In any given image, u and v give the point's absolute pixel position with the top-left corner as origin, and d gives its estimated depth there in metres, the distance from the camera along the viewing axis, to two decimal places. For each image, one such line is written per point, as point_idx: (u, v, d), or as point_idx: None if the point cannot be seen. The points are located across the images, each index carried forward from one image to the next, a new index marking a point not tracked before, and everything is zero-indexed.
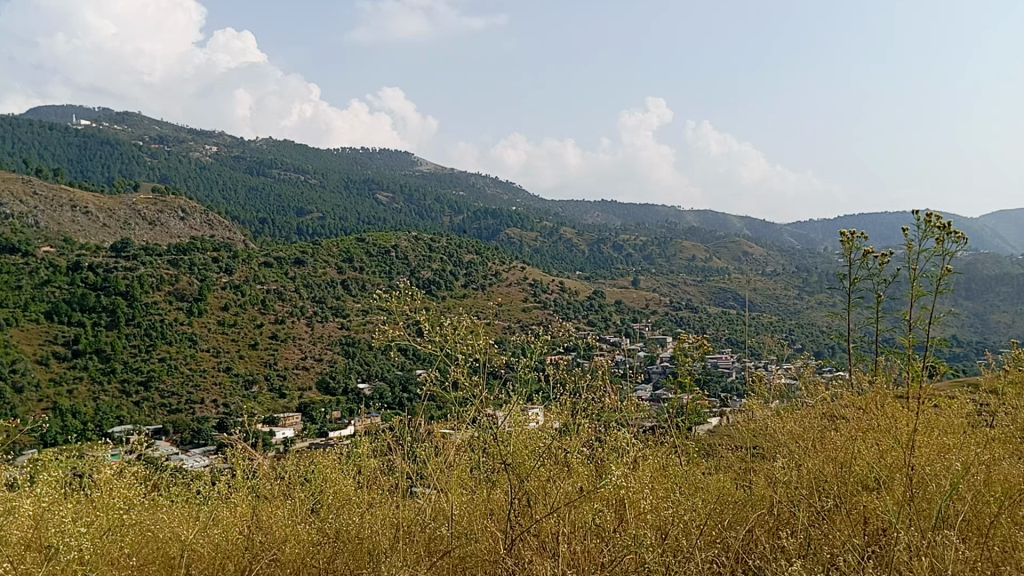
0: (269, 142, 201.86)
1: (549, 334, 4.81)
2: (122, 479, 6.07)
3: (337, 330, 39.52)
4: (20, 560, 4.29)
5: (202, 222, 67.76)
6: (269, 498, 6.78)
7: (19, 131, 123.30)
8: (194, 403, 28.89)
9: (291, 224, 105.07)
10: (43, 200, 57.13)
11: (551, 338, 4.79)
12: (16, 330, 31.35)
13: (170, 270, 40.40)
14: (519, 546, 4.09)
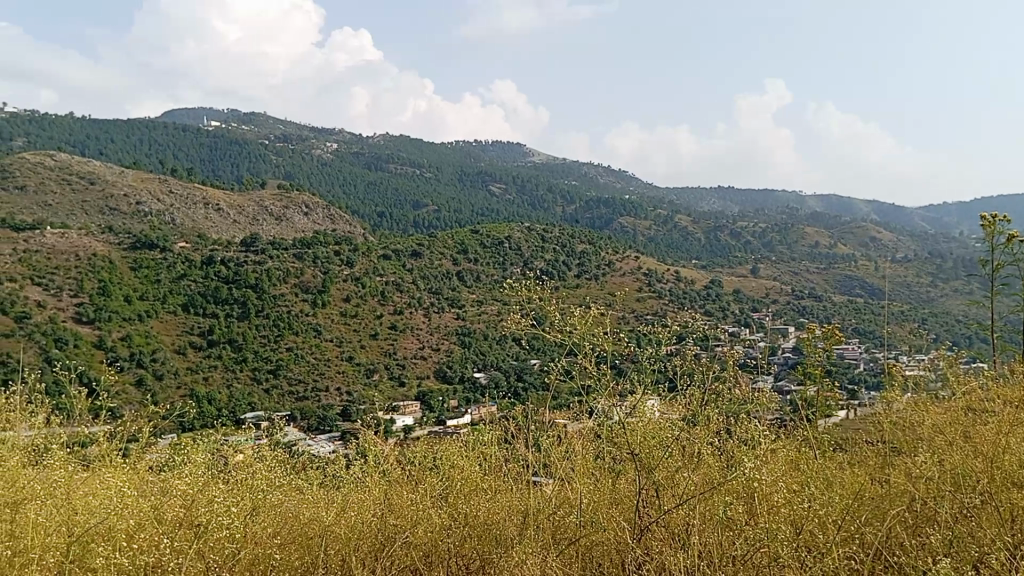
0: (386, 139, 207.28)
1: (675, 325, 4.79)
2: (266, 463, 6.41)
3: (454, 320, 40.20)
4: (174, 536, 4.62)
5: (324, 217, 70.18)
6: (398, 481, 7.03)
7: (156, 134, 130.98)
8: (319, 390, 30.10)
9: (408, 217, 107.71)
10: (178, 199, 60.60)
11: (675, 330, 4.77)
12: (157, 322, 33.44)
13: (295, 263, 42.15)
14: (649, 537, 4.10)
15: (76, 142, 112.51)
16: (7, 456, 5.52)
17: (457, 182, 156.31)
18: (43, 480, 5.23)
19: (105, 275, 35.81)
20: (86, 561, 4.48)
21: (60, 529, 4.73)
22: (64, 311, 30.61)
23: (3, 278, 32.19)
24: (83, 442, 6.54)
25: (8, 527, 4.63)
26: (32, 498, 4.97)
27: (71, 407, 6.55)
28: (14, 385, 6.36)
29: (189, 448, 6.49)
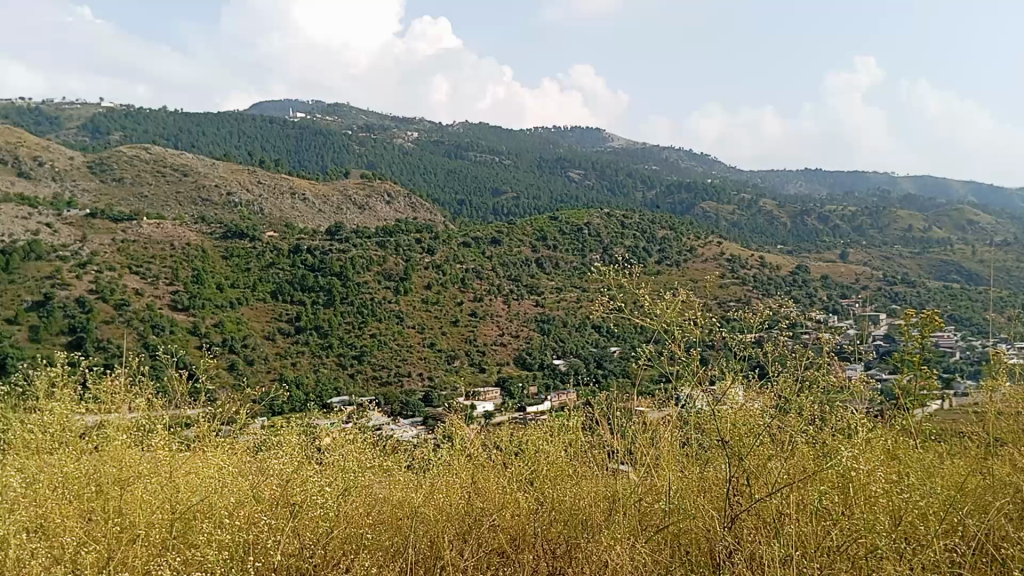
0: (466, 127, 208.48)
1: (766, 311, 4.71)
2: (355, 445, 6.59)
3: (533, 307, 40.22)
4: (272, 513, 4.83)
5: (405, 205, 71.03)
6: (484, 465, 7.14)
7: (244, 126, 134.81)
8: (402, 375, 30.67)
9: (487, 204, 108.37)
10: (266, 190, 62.30)
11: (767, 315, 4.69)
12: (247, 309, 34.57)
13: (378, 251, 42.90)
14: (740, 526, 4.13)
15: (170, 135, 117.02)
16: (113, 436, 5.82)
17: (536, 170, 156.10)
18: (148, 459, 5.51)
19: (199, 264, 37.19)
20: (190, 534, 4.72)
21: (165, 507, 4.99)
22: (161, 298, 31.99)
23: (105, 267, 33.81)
24: (183, 424, 6.81)
25: (117, 504, 4.90)
26: (140, 475, 5.25)
27: (172, 390, 6.85)
28: (117, 368, 6.66)
29: (282, 430, 6.72)
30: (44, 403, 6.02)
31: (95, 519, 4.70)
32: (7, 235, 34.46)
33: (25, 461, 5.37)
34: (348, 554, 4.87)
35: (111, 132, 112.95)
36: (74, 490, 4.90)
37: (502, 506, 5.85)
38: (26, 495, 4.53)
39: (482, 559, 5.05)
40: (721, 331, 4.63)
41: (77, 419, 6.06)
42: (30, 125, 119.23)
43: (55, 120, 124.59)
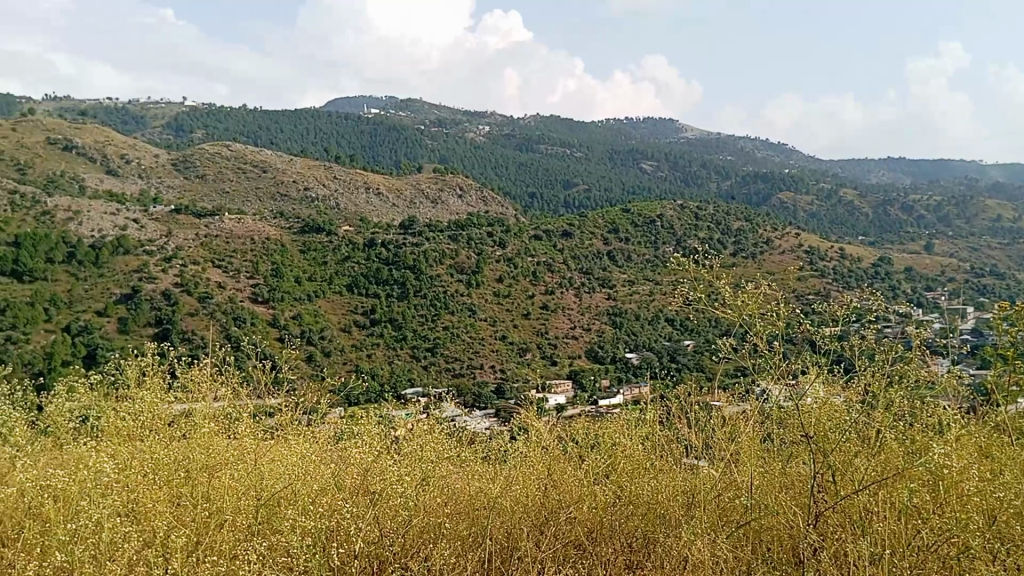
0: (537, 120, 208.20)
1: (854, 301, 4.57)
2: (433, 433, 6.69)
3: (605, 300, 39.93)
4: (354, 500, 4.97)
5: (477, 199, 71.32)
6: (560, 455, 7.17)
7: (320, 122, 137.48)
8: (474, 367, 30.88)
9: (558, 197, 108.18)
10: (341, 185, 63.50)
11: (853, 306, 4.56)
12: (324, 301, 35.36)
13: (450, 245, 43.23)
14: (824, 522, 4.10)
15: (249, 132, 120.24)
16: (201, 424, 6.05)
17: (608, 162, 154.95)
18: (235, 446, 5.72)
19: (278, 258, 38.14)
20: (274, 520, 4.90)
21: (250, 492, 5.19)
22: (242, 292, 32.99)
23: (189, 261, 35.01)
24: (268, 412, 7.02)
25: (205, 489, 5.11)
26: (228, 462, 5.46)
27: (254, 379, 7.03)
28: (202, 358, 6.88)
29: (361, 419, 6.87)
30: (135, 391, 6.27)
31: (184, 505, 4.91)
32: (98, 231, 35.99)
33: (119, 445, 5.64)
34: (427, 543, 5.00)
35: (194, 130, 116.69)
36: (164, 475, 5.11)
37: (579, 498, 5.89)
38: (119, 479, 4.75)
39: (559, 551, 5.12)
40: (805, 324, 4.53)
41: (165, 407, 6.30)
42: (119, 125, 124.15)
43: (141, 118, 129.38)
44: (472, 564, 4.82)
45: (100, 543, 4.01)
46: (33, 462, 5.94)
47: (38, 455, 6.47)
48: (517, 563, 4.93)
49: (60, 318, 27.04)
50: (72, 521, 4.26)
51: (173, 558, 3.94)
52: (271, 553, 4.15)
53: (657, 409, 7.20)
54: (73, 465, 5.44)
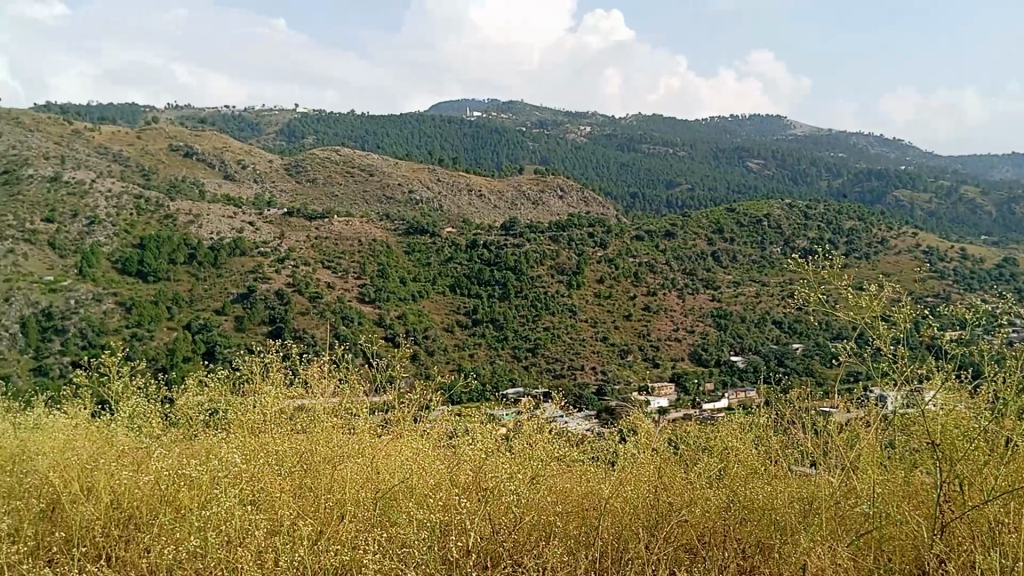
0: (639, 119, 206.17)
1: (985, 306, 4.36)
2: (543, 429, 6.80)
3: (709, 302, 39.07)
4: (468, 496, 5.13)
5: (578, 199, 71.05)
6: (671, 458, 7.13)
7: (425, 125, 140.12)
8: (575, 368, 30.82)
9: (660, 197, 106.97)
10: (445, 187, 64.59)
11: (986, 311, 4.33)
12: (427, 302, 36.06)
13: (552, 245, 43.28)
14: (950, 536, 4.01)
15: (356, 137, 123.87)
16: (323, 419, 6.34)
17: (712, 159, 151.99)
18: (356, 441, 5.98)
19: (384, 259, 39.15)
20: (391, 511, 5.13)
21: (369, 486, 5.41)
22: (350, 292, 34.05)
23: (301, 262, 36.33)
24: (382, 407, 7.24)
25: (329, 481, 5.38)
26: (349, 455, 5.73)
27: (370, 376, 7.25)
28: (323, 355, 7.15)
29: (473, 415, 7.01)
30: (263, 387, 6.61)
31: (307, 495, 5.20)
32: (217, 233, 37.74)
33: (248, 435, 5.99)
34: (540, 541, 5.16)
35: (305, 136, 121.00)
36: (289, 467, 5.39)
37: (690, 502, 5.93)
38: (247, 469, 5.07)
39: (672, 558, 5.18)
40: (932, 327, 4.41)
41: (287, 402, 6.59)
42: (235, 132, 129.88)
43: (257, 125, 135.22)
44: (584, 565, 4.94)
45: (232, 528, 4.28)
46: (169, 450, 6.33)
47: (173, 444, 6.89)
48: (631, 568, 5.00)
49: (181, 316, 28.60)
50: (207, 508, 4.56)
51: (301, 547, 4.19)
52: (391, 545, 4.36)
53: (768, 413, 7.09)
54: (206, 455, 5.81)
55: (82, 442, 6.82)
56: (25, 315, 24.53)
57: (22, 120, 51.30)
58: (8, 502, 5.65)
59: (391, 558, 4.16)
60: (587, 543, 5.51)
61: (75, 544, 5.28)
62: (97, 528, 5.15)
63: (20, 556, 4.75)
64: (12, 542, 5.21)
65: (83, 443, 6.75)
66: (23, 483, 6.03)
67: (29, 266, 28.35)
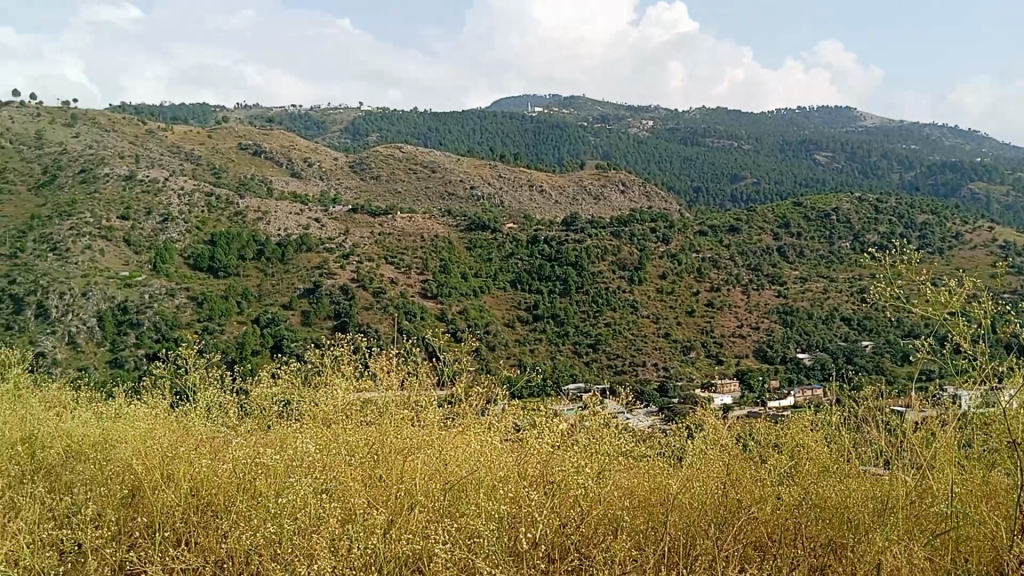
0: (702, 112, 203.39)
1: None
2: (610, 424, 6.80)
3: (775, 298, 38.30)
4: (537, 489, 5.19)
5: (640, 194, 70.36)
6: (740, 455, 7.05)
7: (486, 122, 140.66)
8: (637, 365, 30.58)
9: (724, 192, 105.41)
10: (506, 183, 64.75)
11: None
12: (489, 297, 36.26)
13: (613, 241, 43.00)
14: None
15: (419, 134, 125.03)
16: (394, 411, 6.45)
17: (778, 153, 149.08)
18: (426, 434, 6.08)
19: (446, 255, 39.45)
20: (461, 499, 5.21)
21: (439, 477, 5.50)
22: (412, 287, 34.43)
23: (364, 258, 36.86)
24: (451, 400, 7.32)
25: (399, 472, 5.49)
26: (417, 446, 5.83)
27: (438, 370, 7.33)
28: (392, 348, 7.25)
29: (541, 409, 7.03)
30: (336, 380, 6.75)
31: (379, 485, 5.33)
32: (284, 230, 38.51)
33: (322, 426, 6.14)
34: (609, 533, 5.20)
35: (369, 134, 122.66)
36: (361, 458, 5.52)
37: (760, 500, 5.88)
38: (319, 458, 5.20)
39: (741, 555, 5.16)
40: (1015, 325, 4.29)
41: (359, 395, 6.72)
42: (301, 131, 132.39)
43: (322, 123, 137.63)
44: (652, 560, 4.97)
45: (307, 515, 4.41)
46: (243, 440, 6.49)
47: (248, 435, 7.07)
48: (701, 565, 5.00)
49: (249, 311, 29.35)
50: (282, 496, 4.72)
51: (375, 535, 4.29)
52: (461, 534, 4.45)
53: (840, 410, 6.95)
54: (280, 445, 5.99)
55: (163, 431, 7.04)
56: (101, 309, 25.54)
57: (99, 121, 53.20)
58: (94, 488, 5.90)
59: (462, 548, 4.25)
60: (655, 538, 5.52)
61: (156, 531, 5.48)
62: (177, 515, 5.36)
63: (105, 541, 4.96)
64: (97, 527, 5.43)
65: (162, 433, 6.97)
66: (107, 471, 6.28)
67: (106, 262, 29.42)
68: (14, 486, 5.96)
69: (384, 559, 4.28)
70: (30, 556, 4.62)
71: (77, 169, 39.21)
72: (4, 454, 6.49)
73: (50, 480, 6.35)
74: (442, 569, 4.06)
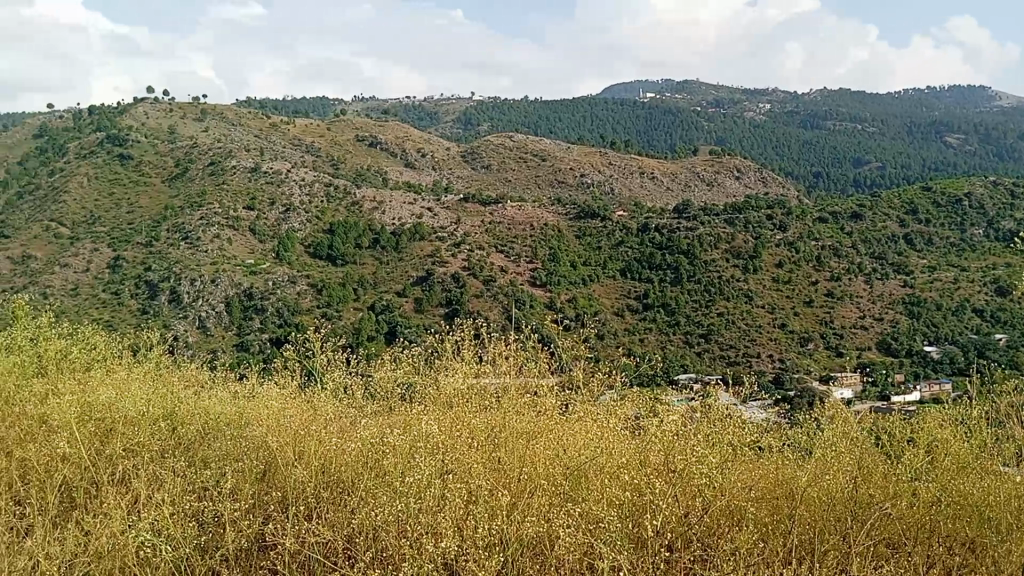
0: (823, 95, 195.73)
1: None
2: (734, 412, 6.67)
3: (900, 288, 36.45)
4: (658, 477, 5.20)
5: (756, 179, 68.19)
6: (872, 448, 6.82)
7: (597, 109, 139.72)
8: (751, 356, 29.70)
9: (847, 176, 101.14)
10: (617, 170, 64.25)
11: None
12: (598, 286, 36.36)
13: (727, 228, 41.89)
14: None
15: (529, 122, 125.29)
16: (516, 397, 6.55)
17: (906, 135, 141.65)
18: (547, 420, 6.15)
19: (556, 244, 39.55)
20: (583, 483, 5.28)
21: (560, 458, 5.57)
22: (522, 276, 34.69)
23: (475, 246, 37.33)
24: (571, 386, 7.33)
25: (520, 452, 5.60)
26: (540, 434, 5.92)
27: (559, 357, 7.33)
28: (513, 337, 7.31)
29: (663, 396, 6.96)
30: (459, 365, 6.89)
31: (503, 463, 5.45)
32: (398, 219, 39.36)
33: (446, 408, 6.30)
34: (733, 524, 5.18)
35: (480, 124, 123.87)
36: (482, 439, 5.64)
37: (893, 495, 5.73)
38: (443, 438, 5.35)
39: (873, 552, 5.05)
40: None
41: (483, 382, 6.84)
42: (415, 122, 134.92)
43: (434, 114, 140.07)
44: (780, 553, 4.92)
45: (433, 496, 4.57)
46: (369, 420, 6.73)
47: (372, 416, 7.29)
48: (832, 562, 4.90)
49: (365, 297, 30.28)
50: (407, 475, 4.89)
51: (499, 516, 4.45)
52: (584, 519, 4.54)
53: (981, 405, 6.61)
54: (404, 424, 6.19)
55: (293, 410, 7.36)
56: (229, 296, 26.89)
57: (227, 116, 55.84)
58: (233, 463, 6.25)
59: (585, 533, 4.35)
60: (781, 531, 5.43)
61: (288, 505, 5.79)
62: (309, 490, 5.63)
63: (243, 512, 5.27)
64: (235, 499, 5.77)
65: (294, 411, 7.29)
66: (242, 446, 6.63)
67: (233, 250, 30.94)
68: (157, 460, 6.40)
69: (509, 540, 4.41)
70: (175, 526, 4.95)
71: (207, 162, 41.31)
72: (147, 427, 6.94)
73: (190, 455, 6.75)
74: (566, 553, 4.16)
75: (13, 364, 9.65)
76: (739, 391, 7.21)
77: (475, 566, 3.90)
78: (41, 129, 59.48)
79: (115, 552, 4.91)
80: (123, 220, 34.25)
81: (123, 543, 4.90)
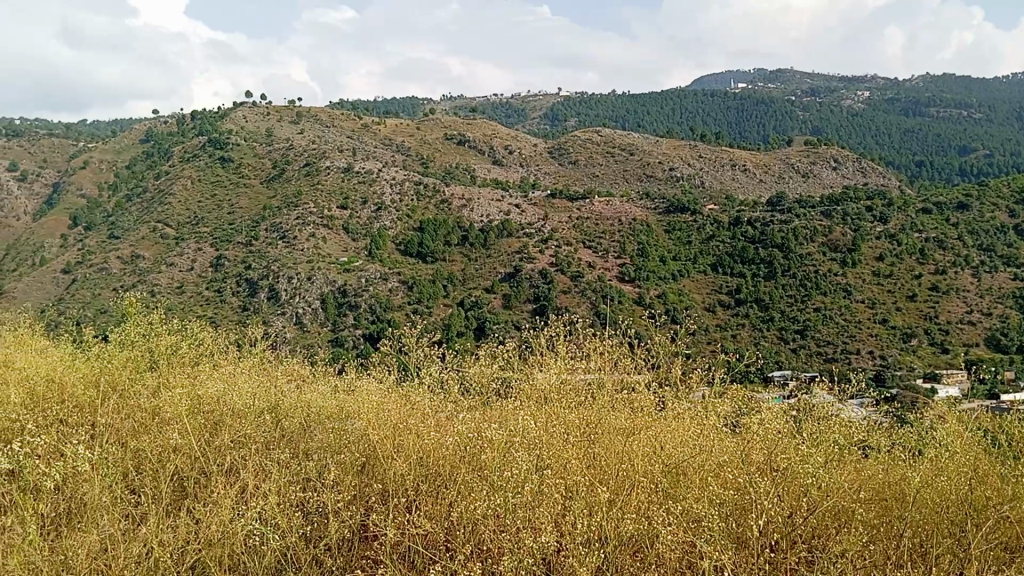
0: (927, 81, 187.43)
1: None
2: (839, 411, 6.46)
3: (1011, 281, 34.52)
4: (760, 475, 5.10)
5: (855, 170, 65.81)
6: (989, 451, 6.54)
7: (686, 102, 137.70)
8: (850, 353, 28.63)
9: (953, 164, 96.72)
10: (708, 163, 63.11)
11: None
12: (688, 281, 35.88)
13: (824, 221, 40.60)
14: None
15: (617, 116, 124.48)
16: (612, 397, 6.54)
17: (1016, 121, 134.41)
18: (643, 418, 6.09)
19: (645, 239, 39.24)
20: (682, 481, 5.23)
21: (658, 451, 5.53)
22: (610, 272, 34.54)
23: (563, 242, 37.30)
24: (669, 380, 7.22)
25: (618, 446, 5.58)
26: (638, 431, 5.87)
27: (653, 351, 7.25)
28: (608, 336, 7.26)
29: (766, 393, 6.78)
30: (556, 361, 6.89)
31: (601, 458, 5.44)
32: (487, 216, 39.73)
33: (540, 404, 6.32)
34: (840, 526, 5.03)
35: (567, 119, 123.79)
36: (578, 436, 5.63)
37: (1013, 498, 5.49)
38: (540, 435, 5.36)
39: (990, 554, 4.85)
40: None
41: (578, 378, 6.83)
42: (502, 119, 135.90)
43: (522, 110, 140.65)
44: (893, 556, 4.76)
45: (530, 492, 4.60)
46: (467, 414, 6.82)
47: (469, 409, 7.39)
48: (949, 565, 4.70)
49: (454, 294, 30.74)
50: (505, 469, 4.94)
51: (598, 513, 4.43)
52: (686, 516, 4.51)
53: None
54: (501, 419, 6.25)
55: (392, 403, 7.51)
56: (324, 292, 27.60)
57: (321, 118, 57.44)
58: (335, 456, 6.43)
59: (687, 531, 4.32)
60: (893, 533, 5.24)
61: (389, 497, 5.92)
62: (408, 485, 5.73)
63: (346, 503, 5.42)
64: (338, 489, 5.93)
65: (394, 404, 7.44)
66: (345, 437, 6.81)
67: (328, 248, 31.79)
68: (262, 452, 6.61)
69: (608, 536, 4.41)
70: (283, 519, 5.11)
71: (302, 162, 42.58)
72: (254, 420, 7.21)
73: (292, 445, 6.96)
74: (667, 548, 4.14)
75: (129, 357, 10.19)
76: (842, 387, 7.00)
77: (577, 562, 3.93)
78: (149, 134, 62.58)
79: (224, 540, 5.08)
80: (225, 220, 35.68)
81: (232, 531, 5.09)
